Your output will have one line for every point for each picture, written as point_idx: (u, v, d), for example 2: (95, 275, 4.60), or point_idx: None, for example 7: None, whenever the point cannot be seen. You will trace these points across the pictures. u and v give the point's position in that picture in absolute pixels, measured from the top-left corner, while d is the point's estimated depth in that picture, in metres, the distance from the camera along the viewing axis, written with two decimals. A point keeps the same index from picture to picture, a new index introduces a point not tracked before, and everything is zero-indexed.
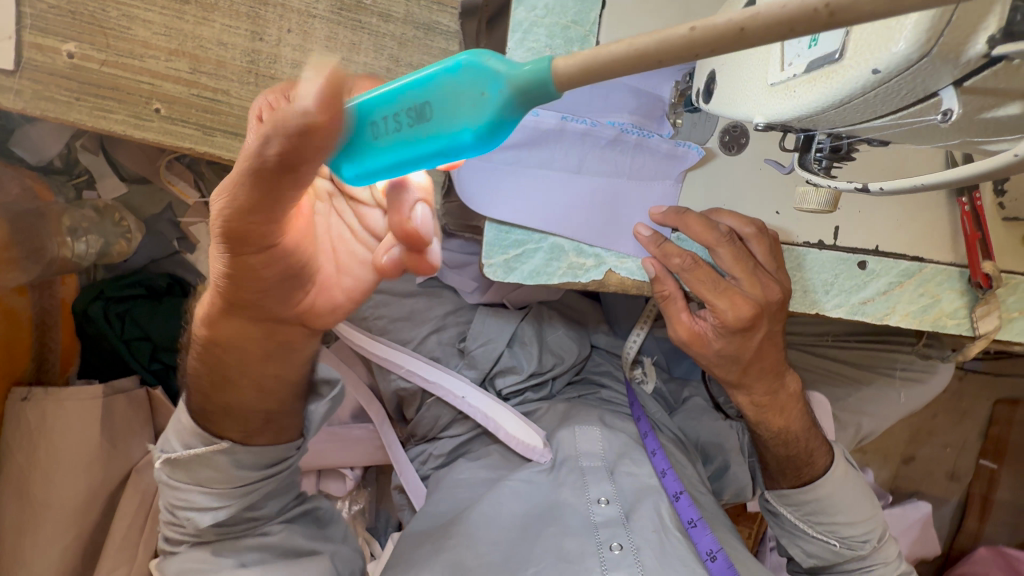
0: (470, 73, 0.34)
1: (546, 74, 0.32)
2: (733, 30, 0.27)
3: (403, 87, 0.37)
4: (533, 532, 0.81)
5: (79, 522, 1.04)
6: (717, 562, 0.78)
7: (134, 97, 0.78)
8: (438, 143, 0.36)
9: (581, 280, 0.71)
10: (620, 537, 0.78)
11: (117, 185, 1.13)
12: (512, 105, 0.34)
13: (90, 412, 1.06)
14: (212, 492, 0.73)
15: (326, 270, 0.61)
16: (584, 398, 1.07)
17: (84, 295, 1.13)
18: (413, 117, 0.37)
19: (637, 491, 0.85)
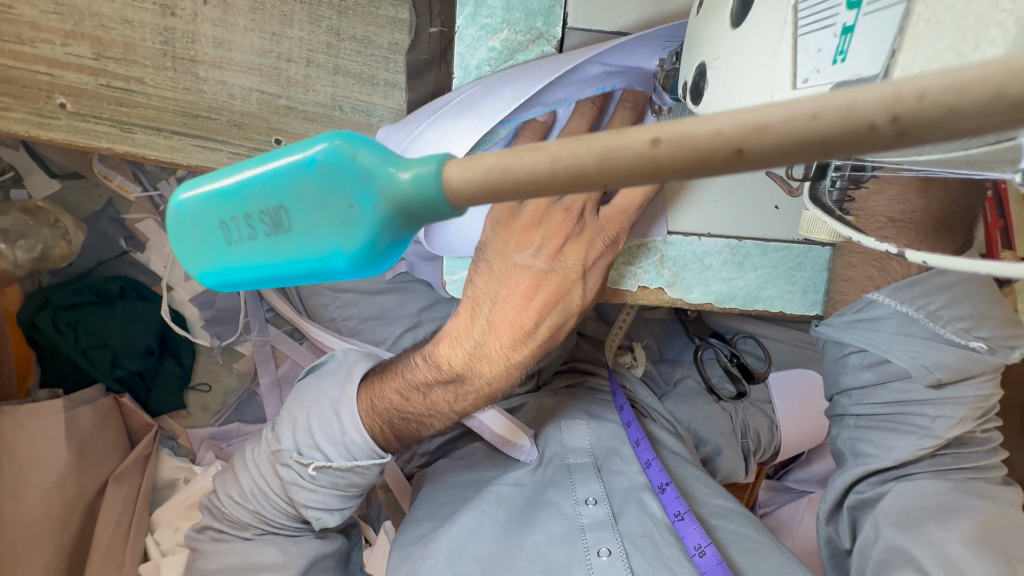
0: (327, 174, 0.29)
1: (432, 185, 0.26)
2: (727, 152, 0.20)
3: (246, 181, 0.31)
4: (516, 539, 0.78)
5: (57, 535, 0.97)
6: (704, 557, 0.73)
7: (33, 91, 0.68)
8: (307, 262, 0.30)
9: (625, 284, 0.62)
10: (608, 541, 0.76)
11: (48, 182, 1.01)
12: (389, 224, 0.29)
13: (52, 428, 0.99)
14: (342, 495, 0.75)
15: (472, 348, 0.63)
16: (572, 388, 1.03)
17: (29, 304, 1.03)
18: (269, 223, 0.30)
19: (624, 491, 0.83)
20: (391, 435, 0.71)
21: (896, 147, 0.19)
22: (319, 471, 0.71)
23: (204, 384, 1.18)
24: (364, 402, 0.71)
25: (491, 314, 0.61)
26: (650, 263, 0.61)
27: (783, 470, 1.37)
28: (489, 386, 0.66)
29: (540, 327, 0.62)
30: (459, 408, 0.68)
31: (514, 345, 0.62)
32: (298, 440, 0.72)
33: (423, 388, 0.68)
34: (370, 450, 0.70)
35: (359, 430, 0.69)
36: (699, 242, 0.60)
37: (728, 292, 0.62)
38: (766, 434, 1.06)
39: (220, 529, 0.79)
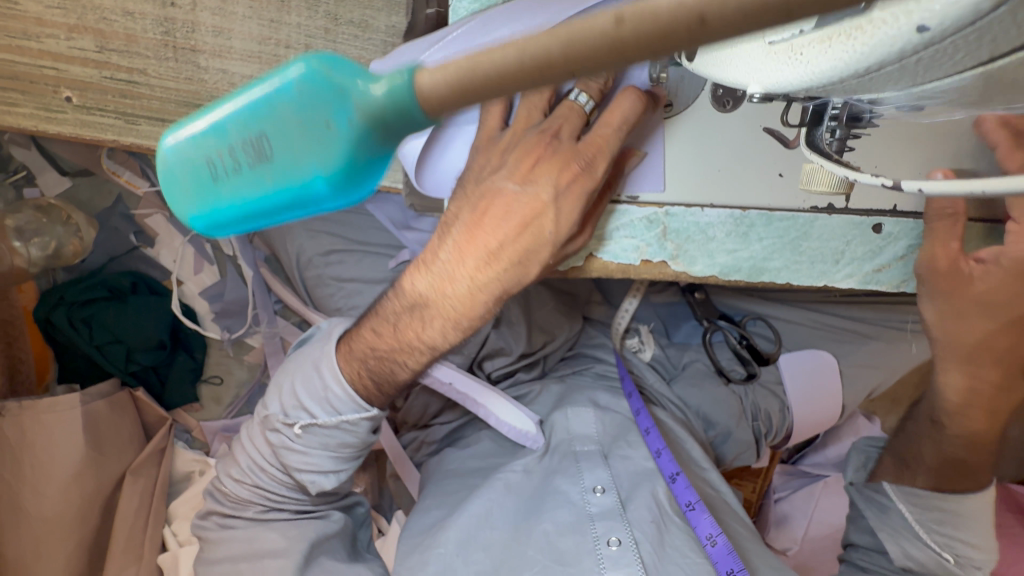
0: (305, 97, 0.30)
1: (410, 96, 0.27)
2: (693, 20, 0.20)
3: (226, 114, 0.32)
4: (525, 528, 0.79)
5: (79, 527, 1.00)
6: (716, 547, 0.74)
7: (40, 86, 0.69)
8: (290, 192, 0.31)
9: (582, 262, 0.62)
10: (617, 531, 0.75)
11: (60, 180, 1.04)
12: (369, 140, 0.30)
13: (70, 422, 1.01)
14: (335, 457, 0.74)
15: (444, 275, 0.60)
16: (578, 375, 1.01)
17: (44, 301, 1.04)
18: (249, 153, 0.31)
19: (633, 477, 0.83)
20: (370, 383, 0.69)
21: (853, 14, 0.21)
22: (306, 431, 0.71)
23: (216, 376, 1.20)
24: (344, 362, 0.70)
25: (461, 233, 0.58)
26: (652, 236, 0.60)
27: (796, 455, 1.37)
28: (462, 319, 0.62)
29: (516, 258, 0.58)
30: (430, 341, 0.64)
31: (489, 272, 0.59)
32: (284, 404, 0.73)
33: (397, 324, 0.65)
34: (353, 404, 0.69)
35: (341, 383, 0.68)
36: (701, 213, 0.59)
37: (732, 264, 0.61)
38: (777, 415, 1.04)
39: (224, 514, 0.78)
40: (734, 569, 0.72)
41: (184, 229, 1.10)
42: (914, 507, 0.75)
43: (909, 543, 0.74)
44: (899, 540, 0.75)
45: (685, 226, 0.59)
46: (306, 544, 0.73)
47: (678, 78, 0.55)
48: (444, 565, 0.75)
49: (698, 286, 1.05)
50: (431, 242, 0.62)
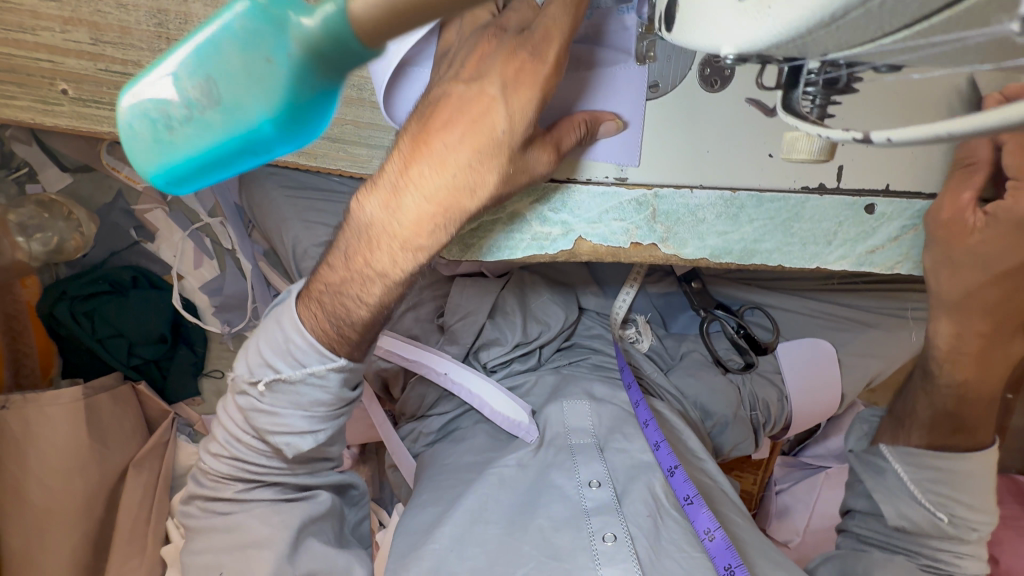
0: (248, 36, 0.32)
1: (344, 29, 0.31)
2: None
3: (175, 60, 0.34)
4: (520, 522, 0.78)
5: (83, 519, 1.02)
6: (714, 541, 0.74)
7: (36, 79, 0.70)
8: (240, 135, 0.35)
9: (548, 252, 0.62)
10: (612, 527, 0.75)
11: (61, 176, 1.05)
12: (311, 75, 0.33)
13: (73, 415, 1.02)
14: (311, 417, 0.60)
15: (389, 189, 0.54)
16: (575, 365, 1.00)
17: (46, 296, 1.05)
18: (198, 97, 0.34)
19: (629, 470, 0.82)
20: (329, 323, 0.57)
21: None
22: (271, 388, 0.60)
23: (218, 370, 1.22)
24: (303, 311, 0.58)
25: (408, 142, 0.53)
26: (642, 218, 0.60)
27: (799, 447, 1.38)
28: (411, 239, 0.55)
29: (468, 168, 0.52)
30: (380, 267, 0.56)
31: (437, 185, 0.53)
32: (246, 361, 0.61)
33: (343, 250, 0.58)
34: (317, 352, 0.57)
35: (304, 331, 0.57)
36: (691, 194, 0.58)
37: (724, 246, 0.61)
38: (775, 405, 1.03)
39: (207, 497, 0.76)
40: (733, 565, 0.71)
41: (184, 224, 1.11)
42: (910, 466, 0.74)
43: (904, 504, 0.72)
44: (893, 500, 0.73)
45: (675, 207, 0.59)
46: (291, 531, 0.71)
47: (664, 59, 0.55)
48: (438, 559, 0.75)
49: (695, 275, 1.04)
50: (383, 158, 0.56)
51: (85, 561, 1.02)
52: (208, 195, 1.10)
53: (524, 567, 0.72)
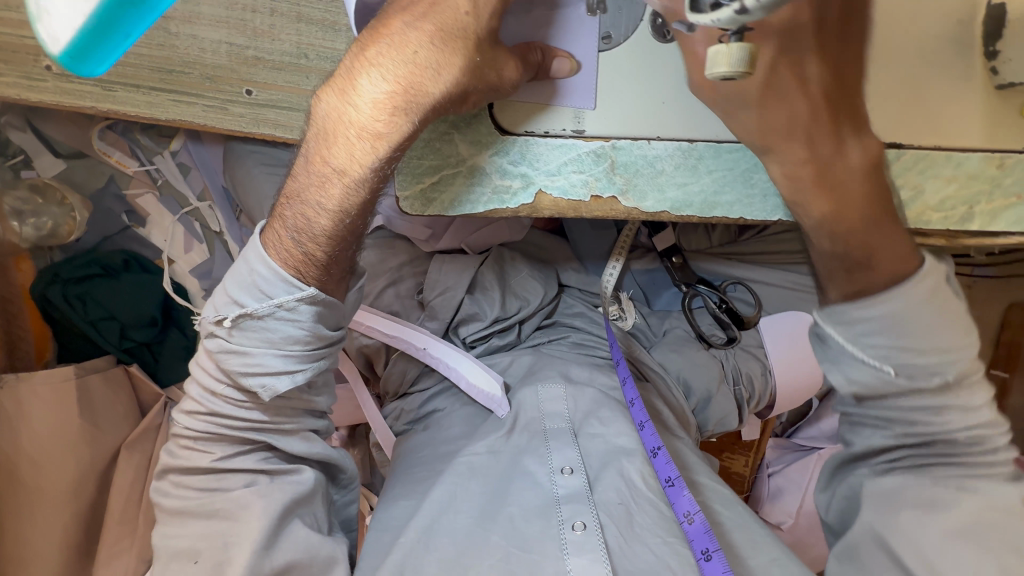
0: None
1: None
2: None
3: None
4: (490, 512, 0.75)
5: (75, 498, 1.03)
6: (693, 525, 0.72)
7: (21, 56, 0.73)
8: None
9: (509, 206, 0.63)
10: (583, 515, 0.72)
11: (55, 162, 1.07)
12: None
13: (65, 395, 1.05)
14: (287, 358, 0.58)
15: (349, 81, 0.55)
16: (553, 344, 0.99)
17: (40, 279, 1.08)
18: None
19: (603, 456, 0.80)
20: (290, 232, 0.57)
21: None
22: (239, 326, 0.58)
23: None
24: (268, 239, 0.58)
25: (369, 33, 0.54)
26: (602, 170, 0.62)
27: (791, 429, 1.34)
28: (371, 131, 0.55)
29: (432, 48, 0.53)
30: (343, 164, 0.56)
31: (400, 67, 0.53)
32: (212, 302, 0.59)
33: (304, 152, 0.58)
34: (282, 280, 0.56)
35: (271, 264, 0.56)
36: (649, 146, 0.62)
37: (684, 199, 0.63)
38: (759, 378, 1.03)
39: (181, 472, 0.68)
40: (710, 549, 0.70)
41: (173, 208, 1.13)
42: None
43: (851, 368, 0.62)
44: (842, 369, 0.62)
45: (636, 158, 0.62)
46: (268, 519, 0.64)
47: (615, 10, 0.60)
48: (407, 552, 0.72)
49: (675, 252, 1.04)
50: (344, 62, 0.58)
51: (75, 542, 1.02)
52: (196, 179, 1.12)
53: (490, 559, 0.70)
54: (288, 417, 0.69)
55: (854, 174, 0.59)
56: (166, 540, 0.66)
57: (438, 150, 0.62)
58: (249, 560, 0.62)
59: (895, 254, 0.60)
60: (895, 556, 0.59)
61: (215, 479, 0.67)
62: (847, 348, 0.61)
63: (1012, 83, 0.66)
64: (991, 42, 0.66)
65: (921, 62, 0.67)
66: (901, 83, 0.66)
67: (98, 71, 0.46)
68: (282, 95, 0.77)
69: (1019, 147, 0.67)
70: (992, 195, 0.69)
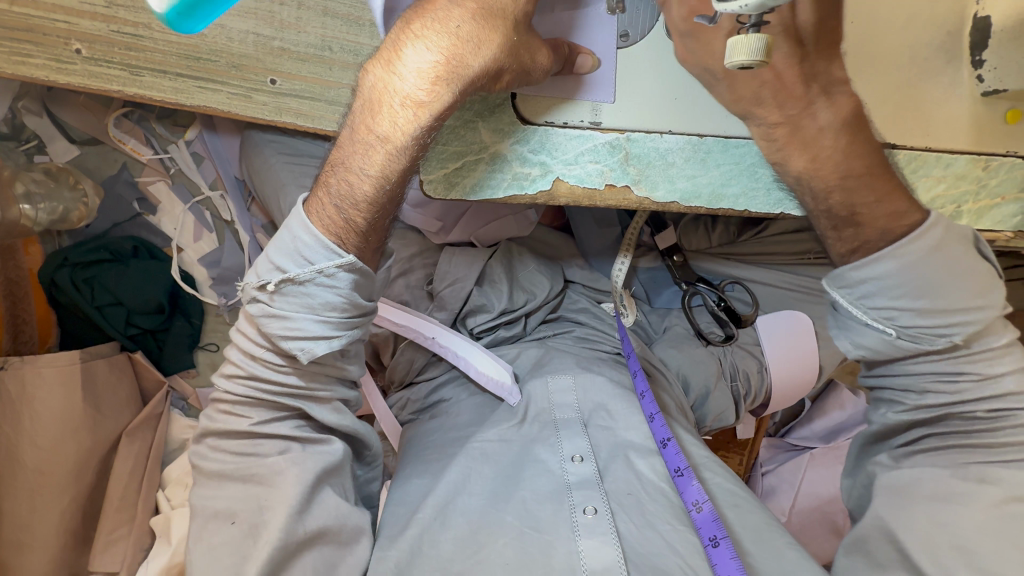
0: None
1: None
2: None
3: None
4: (503, 494, 0.77)
5: (75, 484, 1.03)
6: (702, 513, 0.75)
7: (52, 38, 0.74)
8: None
9: (527, 193, 0.66)
10: (594, 501, 0.75)
11: (69, 148, 1.09)
12: None
13: (69, 380, 1.04)
14: (323, 325, 0.60)
15: (395, 56, 0.58)
16: (558, 338, 1.01)
17: (49, 264, 1.08)
18: None
19: (611, 447, 0.83)
20: (332, 198, 0.60)
21: None
22: (280, 292, 0.59)
23: (213, 343, 1.24)
24: (311, 209, 0.60)
25: (413, 10, 0.59)
26: (617, 160, 0.66)
27: (783, 429, 1.38)
28: (415, 99, 0.58)
29: (473, 24, 0.57)
30: (387, 131, 0.59)
31: (444, 41, 0.57)
32: (255, 268, 0.61)
33: (349, 124, 0.61)
34: (324, 246, 0.58)
35: (312, 231, 0.58)
36: (661, 139, 0.66)
37: (693, 190, 0.68)
38: (755, 376, 1.05)
39: (220, 436, 0.72)
40: (717, 536, 0.72)
41: (185, 197, 1.14)
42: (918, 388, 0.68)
43: (857, 333, 0.66)
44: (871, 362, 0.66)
45: (651, 149, 0.66)
46: (302, 487, 0.67)
47: (633, 11, 0.65)
48: (422, 529, 0.73)
49: (676, 250, 1.08)
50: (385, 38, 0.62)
51: (75, 529, 1.04)
52: (209, 169, 1.14)
53: (505, 537, 0.72)
54: (322, 385, 0.72)
55: (860, 146, 0.63)
56: (198, 507, 0.69)
57: (463, 136, 0.66)
58: (283, 525, 0.65)
59: (884, 212, 0.63)
60: (904, 552, 0.60)
61: (253, 444, 0.70)
62: (853, 312, 0.65)
63: (996, 90, 0.70)
64: (976, 52, 0.71)
65: (913, 71, 0.71)
66: (895, 86, 0.71)
67: (195, 29, 0.51)
68: (303, 86, 0.80)
69: (999, 150, 0.72)
70: (977, 197, 0.73)
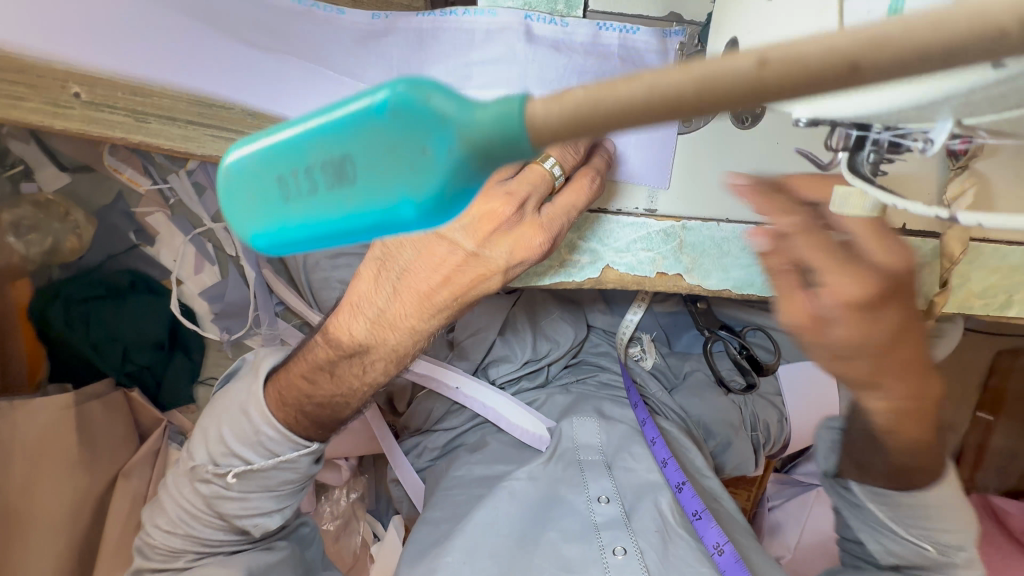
0: (403, 117, 0.26)
1: (515, 123, 0.23)
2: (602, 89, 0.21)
3: (309, 133, 0.28)
4: (532, 536, 0.78)
5: (68, 528, 0.97)
6: (724, 556, 0.76)
7: (48, 81, 0.68)
8: (374, 216, 0.28)
9: (576, 279, 0.68)
10: (622, 540, 0.76)
11: (59, 175, 1.00)
12: (466, 169, 0.25)
13: (64, 423, 0.99)
14: (277, 496, 0.74)
15: (381, 325, 0.64)
16: (582, 384, 1.00)
17: (41, 299, 1.02)
18: (329, 174, 0.28)
19: (636, 489, 0.82)
20: (307, 423, 0.70)
21: (770, 91, 0.19)
22: (240, 477, 0.71)
23: (213, 378, 1.18)
24: (270, 385, 0.72)
25: (404, 281, 0.62)
26: (671, 249, 0.67)
27: (790, 464, 1.38)
28: (397, 357, 0.67)
29: (453, 308, 0.64)
30: (371, 380, 0.69)
31: (426, 322, 0.65)
32: (210, 451, 0.72)
33: (326, 362, 0.67)
34: (293, 442, 0.70)
35: (275, 426, 0.69)
36: (718, 227, 0.66)
37: (745, 279, 0.68)
38: (775, 426, 1.06)
39: (154, 569, 0.74)
40: None
41: (186, 228, 1.08)
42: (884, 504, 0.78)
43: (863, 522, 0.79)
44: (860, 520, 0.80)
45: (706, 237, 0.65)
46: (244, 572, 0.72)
47: None
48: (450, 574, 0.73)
49: (699, 296, 1.05)
50: (368, 287, 0.64)
51: None
52: (211, 200, 1.07)
53: None
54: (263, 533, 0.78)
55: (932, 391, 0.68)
56: None
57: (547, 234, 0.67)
58: None
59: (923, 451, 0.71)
60: None
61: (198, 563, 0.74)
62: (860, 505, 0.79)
63: None
64: None
65: None
66: None
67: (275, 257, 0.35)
68: None
69: None
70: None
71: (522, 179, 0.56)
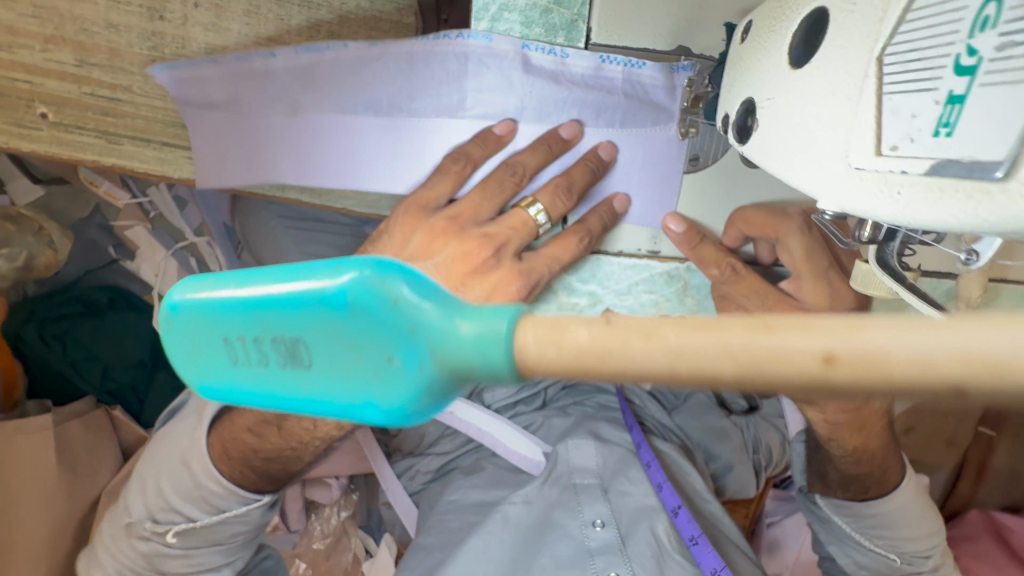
0: (364, 316, 0.25)
1: (498, 349, 0.22)
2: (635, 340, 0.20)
3: (263, 302, 0.26)
4: (523, 564, 0.75)
5: (50, 554, 0.90)
6: None
7: (12, 100, 0.63)
8: (326, 403, 0.26)
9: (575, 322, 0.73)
10: (617, 567, 0.73)
11: (32, 188, 0.96)
12: (432, 379, 0.24)
13: (43, 445, 0.94)
14: (225, 549, 0.75)
15: None
16: (580, 406, 0.98)
17: (14, 319, 1.01)
18: (282, 354, 0.26)
19: (633, 513, 0.80)
20: (254, 474, 0.71)
21: (813, 383, 0.18)
22: (183, 534, 0.71)
23: None
24: (214, 434, 0.72)
25: None
26: (674, 290, 0.72)
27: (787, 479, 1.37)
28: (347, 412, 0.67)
29: None
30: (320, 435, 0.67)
31: None
32: (149, 509, 0.71)
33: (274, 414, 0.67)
34: (242, 497, 0.72)
35: (218, 482, 0.69)
36: None
37: None
38: (777, 448, 1.06)
39: None
40: None
41: (167, 242, 1.03)
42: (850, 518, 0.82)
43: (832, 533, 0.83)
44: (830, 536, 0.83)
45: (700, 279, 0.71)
46: None
47: (706, 135, 0.64)
48: None
49: None
50: None
51: None
52: (194, 213, 1.03)
53: None
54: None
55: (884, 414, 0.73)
56: None
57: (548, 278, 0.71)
58: None
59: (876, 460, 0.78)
60: None
61: None
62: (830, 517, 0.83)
63: None
64: None
65: None
66: None
67: None
68: None
69: None
70: None
71: (501, 224, 0.65)
